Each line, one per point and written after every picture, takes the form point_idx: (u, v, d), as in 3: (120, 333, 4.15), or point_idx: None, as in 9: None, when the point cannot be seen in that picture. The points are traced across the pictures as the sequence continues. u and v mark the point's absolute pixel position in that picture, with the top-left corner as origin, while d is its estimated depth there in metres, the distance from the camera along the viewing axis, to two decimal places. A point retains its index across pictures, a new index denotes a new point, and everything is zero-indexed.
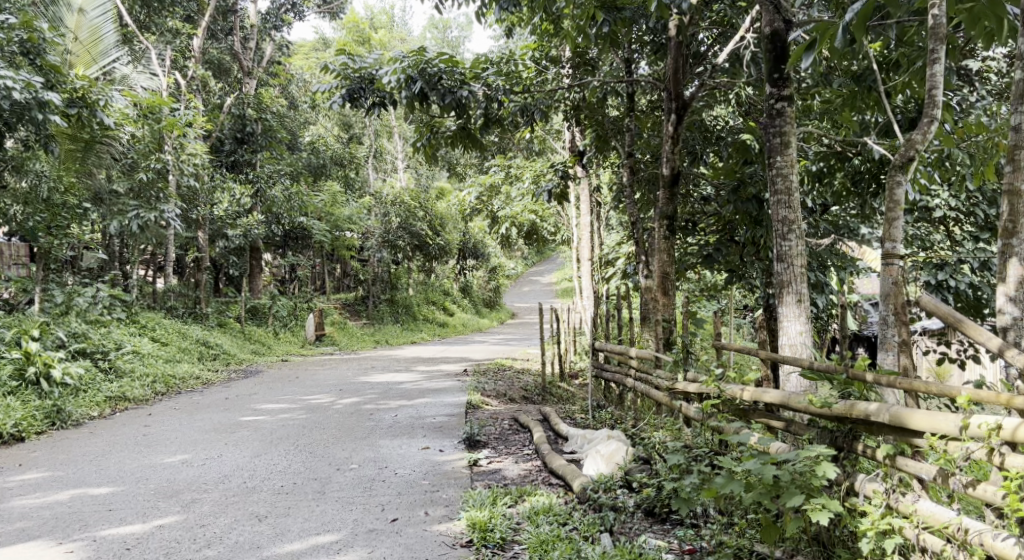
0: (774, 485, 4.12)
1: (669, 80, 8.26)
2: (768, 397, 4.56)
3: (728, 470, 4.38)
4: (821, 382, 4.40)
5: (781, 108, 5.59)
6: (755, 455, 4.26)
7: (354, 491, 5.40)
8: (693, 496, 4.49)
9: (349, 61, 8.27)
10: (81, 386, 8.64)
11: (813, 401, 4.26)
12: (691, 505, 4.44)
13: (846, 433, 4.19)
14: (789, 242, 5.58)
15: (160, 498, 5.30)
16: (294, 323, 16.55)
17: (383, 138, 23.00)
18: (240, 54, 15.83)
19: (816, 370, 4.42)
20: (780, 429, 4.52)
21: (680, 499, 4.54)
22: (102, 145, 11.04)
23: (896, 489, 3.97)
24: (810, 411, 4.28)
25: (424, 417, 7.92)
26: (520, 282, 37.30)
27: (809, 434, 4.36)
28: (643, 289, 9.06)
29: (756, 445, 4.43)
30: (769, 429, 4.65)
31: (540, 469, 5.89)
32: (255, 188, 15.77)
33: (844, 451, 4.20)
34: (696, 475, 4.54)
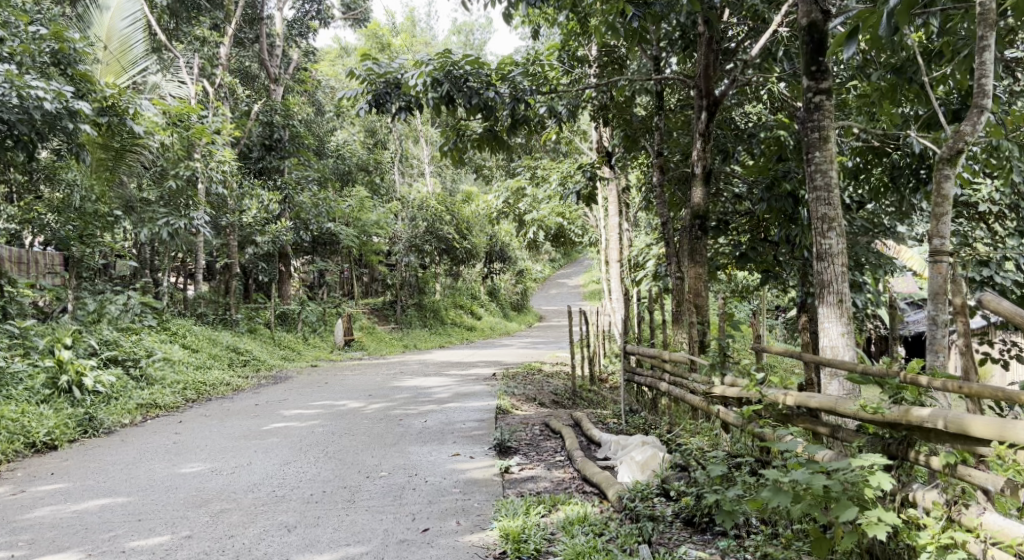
0: (823, 496, 3.96)
1: (700, 77, 8.10)
2: (815, 403, 4.39)
3: (772, 479, 4.22)
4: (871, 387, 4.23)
5: (820, 101, 5.42)
6: (802, 464, 4.10)
7: (384, 500, 5.31)
8: (737, 507, 4.33)
9: (374, 64, 8.20)
10: (113, 393, 8.65)
11: (865, 408, 4.08)
12: (735, 517, 4.28)
13: (899, 441, 4.04)
14: (830, 241, 5.41)
15: (190, 507, 5.25)
16: (323, 328, 16.57)
17: (409, 143, 23.02)
18: (267, 61, 15.91)
19: (866, 374, 4.25)
20: (827, 435, 4.36)
21: (722, 509, 4.39)
22: (132, 153, 11.21)
23: (958, 501, 3.82)
24: (861, 417, 4.11)
25: (454, 422, 7.82)
26: (547, 286, 37.19)
27: (859, 441, 4.19)
28: (675, 291, 8.89)
29: (802, 453, 4.27)
30: (813, 435, 4.50)
31: (573, 477, 5.77)
32: (283, 194, 15.82)
33: (899, 459, 4.04)
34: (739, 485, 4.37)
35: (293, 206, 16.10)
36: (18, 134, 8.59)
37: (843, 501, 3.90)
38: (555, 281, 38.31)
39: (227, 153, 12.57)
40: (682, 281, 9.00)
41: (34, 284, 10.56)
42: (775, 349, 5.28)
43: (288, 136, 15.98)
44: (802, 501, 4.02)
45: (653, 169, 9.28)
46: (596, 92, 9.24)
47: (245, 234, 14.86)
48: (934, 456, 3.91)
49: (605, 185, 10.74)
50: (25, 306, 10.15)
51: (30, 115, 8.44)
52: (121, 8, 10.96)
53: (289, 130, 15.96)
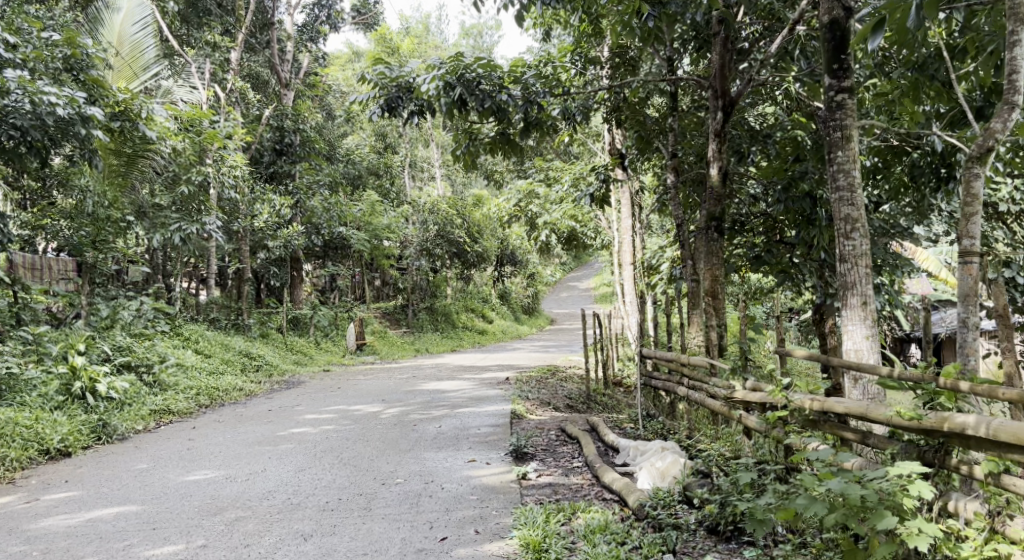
0: (858, 506, 3.88)
1: (715, 77, 8.01)
2: (845, 408, 4.30)
3: (803, 488, 4.13)
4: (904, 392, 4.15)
5: (842, 100, 5.35)
6: (835, 473, 4.01)
7: (401, 508, 5.23)
8: (767, 517, 4.23)
9: (385, 68, 8.15)
10: (127, 399, 8.61)
11: (899, 414, 3.99)
12: (766, 527, 4.19)
13: (936, 448, 3.96)
14: (853, 242, 5.34)
15: (206, 515, 5.19)
16: (335, 333, 16.54)
17: (419, 147, 22.99)
18: (278, 66, 15.93)
19: (899, 379, 4.16)
20: (857, 440, 4.27)
21: (752, 519, 4.29)
22: (146, 158, 11.22)
23: (1002, 513, 3.76)
24: (895, 424, 4.01)
25: (469, 428, 7.74)
26: (558, 288, 37.11)
27: (893, 449, 4.11)
28: (692, 293, 8.79)
29: (833, 461, 4.18)
30: (841, 440, 4.41)
31: (592, 483, 5.69)
32: (295, 199, 15.80)
33: (936, 468, 3.96)
34: (769, 494, 4.28)
35: (304, 211, 16.09)
36: (31, 140, 8.57)
37: (878, 511, 3.80)
38: (566, 284, 38.22)
39: (238, 158, 12.57)
40: (698, 284, 8.91)
41: (47, 290, 10.55)
42: (798, 352, 5.19)
43: (299, 141, 15.99)
44: (836, 511, 3.93)
45: (667, 171, 9.21)
46: (610, 93, 9.17)
47: (257, 238, 14.85)
48: (975, 464, 3.82)
49: (619, 187, 10.66)
50: (39, 312, 10.14)
51: (43, 121, 8.42)
52: (131, 13, 10.95)
53: (300, 135, 15.97)
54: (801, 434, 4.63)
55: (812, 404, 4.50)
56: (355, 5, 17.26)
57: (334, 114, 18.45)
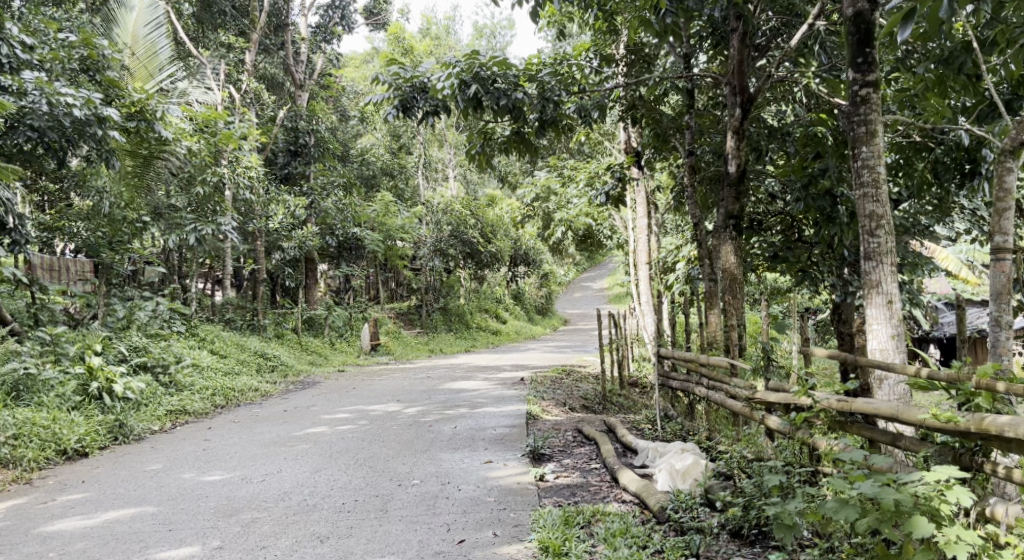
0: (892, 511, 3.80)
1: (734, 74, 7.93)
2: (874, 409, 4.21)
3: (834, 492, 4.04)
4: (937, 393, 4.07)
5: (867, 94, 5.36)
6: (867, 477, 3.93)
7: (417, 510, 5.17)
8: (796, 522, 4.14)
9: (400, 68, 8.09)
10: (143, 400, 8.60)
11: (936, 417, 3.90)
12: (795, 533, 4.10)
13: (972, 450, 3.87)
14: (877, 239, 5.31)
15: (222, 517, 5.15)
16: (349, 334, 16.51)
17: (433, 147, 22.95)
18: (293, 67, 15.94)
19: (930, 379, 4.08)
20: (886, 442, 4.17)
21: (779, 525, 4.19)
22: (160, 160, 10.95)
23: None
24: (929, 425, 3.93)
25: (485, 428, 7.69)
26: (571, 288, 36.97)
27: (926, 452, 4.03)
28: (709, 293, 8.69)
29: (864, 464, 4.10)
30: (869, 442, 4.32)
31: (610, 484, 5.61)
32: (309, 199, 15.81)
33: (973, 471, 3.87)
34: (797, 498, 4.20)
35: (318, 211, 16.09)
36: (49, 141, 8.58)
37: (914, 516, 3.71)
38: (580, 284, 38.09)
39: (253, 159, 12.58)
40: (716, 283, 8.82)
41: (65, 291, 10.56)
42: (818, 349, 5.10)
43: (313, 142, 16.01)
44: (869, 515, 3.84)
45: (685, 169, 9.18)
46: (626, 91, 9.09)
47: (271, 239, 14.84)
48: (1012, 467, 3.73)
49: (635, 186, 10.56)
50: (56, 313, 10.16)
51: (60, 121, 8.43)
52: (143, 13, 10.90)
53: (315, 136, 15.99)
54: (827, 436, 4.54)
55: (838, 404, 4.40)
56: (369, 6, 17.26)
57: (349, 115, 18.44)
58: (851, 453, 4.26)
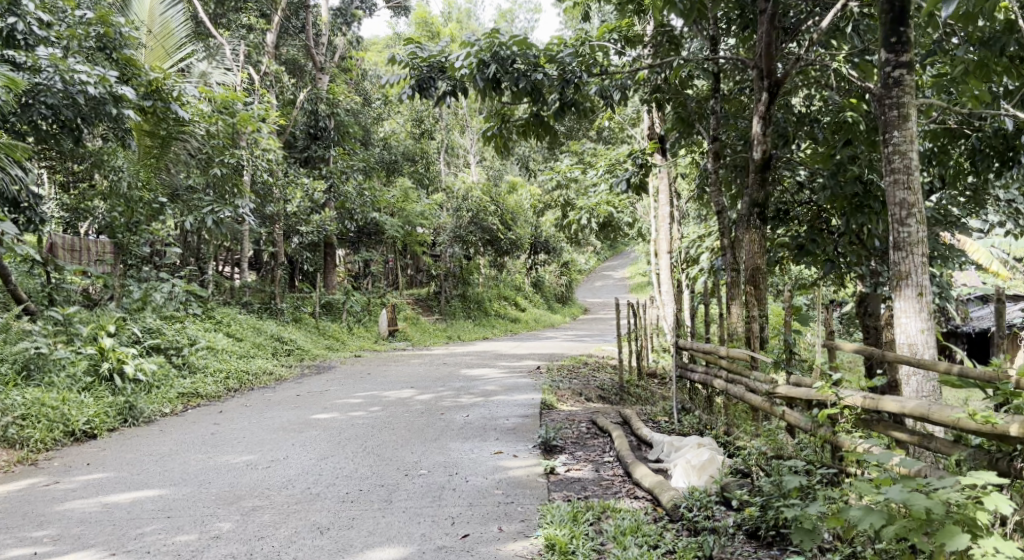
0: (921, 518, 3.59)
1: (761, 57, 7.67)
2: (904, 408, 3.99)
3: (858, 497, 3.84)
4: (973, 392, 3.84)
5: (900, 76, 5.11)
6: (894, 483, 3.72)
7: (422, 502, 5.01)
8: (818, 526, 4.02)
9: (417, 49, 7.89)
10: (155, 382, 8.52)
11: (974, 418, 3.68)
12: (816, 539, 3.98)
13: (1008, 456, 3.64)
14: (908, 228, 5.09)
15: (223, 504, 5.03)
16: (367, 319, 16.40)
17: (455, 133, 22.74)
18: (314, 50, 15.79)
19: (966, 378, 3.84)
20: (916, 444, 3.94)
21: (800, 529, 4.07)
22: (179, 141, 10.88)
23: None
24: (964, 427, 3.71)
25: (497, 417, 7.53)
26: (593, 278, 36.62)
27: (960, 455, 3.80)
28: (730, 283, 8.46)
29: (894, 467, 3.88)
30: (896, 442, 4.10)
31: (623, 479, 5.43)
32: (328, 184, 15.70)
33: (1011, 477, 3.64)
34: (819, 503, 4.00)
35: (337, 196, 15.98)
36: (63, 120, 8.43)
37: (946, 526, 3.51)
38: (602, 273, 37.75)
39: (271, 142, 12.48)
40: (738, 273, 8.60)
41: (82, 271, 10.51)
42: (843, 342, 4.86)
43: (333, 126, 15.89)
44: (895, 523, 3.65)
45: (708, 156, 8.96)
46: (649, 73, 8.83)
47: (289, 223, 14.75)
48: None
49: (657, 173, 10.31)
50: (72, 293, 10.10)
51: (74, 100, 8.29)
52: None
53: (335, 120, 15.88)
54: (851, 434, 4.33)
55: (864, 402, 4.18)
56: None
57: (370, 99, 18.30)
58: (877, 454, 4.05)
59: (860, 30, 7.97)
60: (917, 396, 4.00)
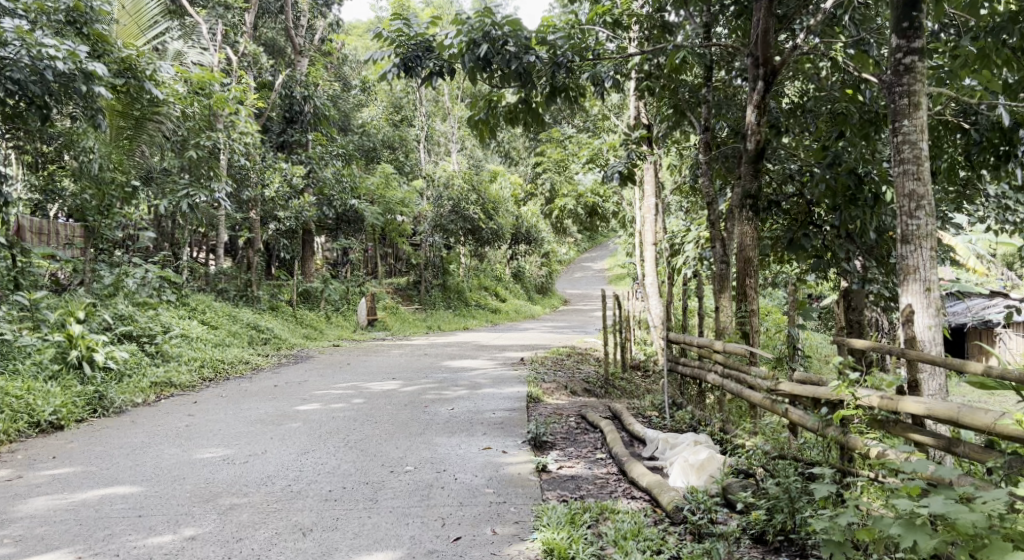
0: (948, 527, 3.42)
1: (758, 43, 7.46)
2: (928, 408, 3.79)
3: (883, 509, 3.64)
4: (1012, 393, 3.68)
5: (911, 63, 4.97)
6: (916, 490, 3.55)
7: (409, 501, 4.77)
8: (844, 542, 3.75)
9: (404, 27, 7.58)
10: (126, 371, 8.20)
11: (1007, 422, 3.49)
12: (843, 554, 3.71)
13: None
14: (918, 220, 4.93)
15: (198, 502, 4.76)
16: (346, 307, 16.09)
17: (435, 119, 22.42)
18: (293, 32, 15.43)
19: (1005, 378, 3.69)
20: (939, 447, 3.76)
21: (825, 544, 3.79)
22: (154, 124, 10.74)
23: None
24: (995, 430, 3.52)
25: (483, 411, 7.29)
26: (571, 268, 36.41)
27: (991, 460, 3.61)
28: (719, 275, 8.27)
29: (925, 475, 3.67)
30: (915, 444, 3.92)
31: (617, 478, 5.23)
32: (307, 169, 15.35)
33: None
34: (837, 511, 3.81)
35: (316, 182, 15.65)
36: (30, 96, 8.05)
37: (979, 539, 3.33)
38: (580, 264, 37.59)
39: (249, 124, 12.16)
40: (729, 266, 8.40)
41: (50, 254, 10.12)
42: (852, 338, 4.67)
43: (311, 110, 15.54)
44: (920, 533, 3.47)
45: (700, 146, 8.79)
46: (642, 60, 8.61)
47: (267, 208, 14.40)
48: None
49: (646, 162, 10.11)
50: (39, 277, 9.71)
51: (42, 75, 7.91)
52: None
53: (314, 104, 15.53)
54: (863, 435, 4.14)
55: (881, 402, 3.98)
56: None
57: (350, 84, 17.95)
58: (896, 457, 3.86)
59: (857, 19, 7.82)
60: (939, 397, 3.81)
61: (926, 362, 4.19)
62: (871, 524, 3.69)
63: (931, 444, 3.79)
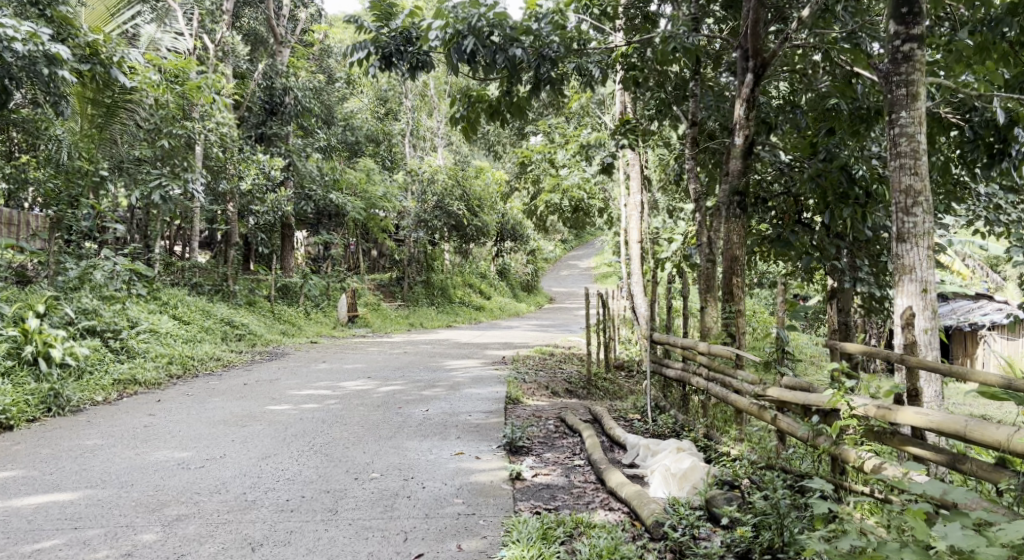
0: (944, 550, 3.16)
1: (748, 34, 7.18)
2: (933, 421, 3.53)
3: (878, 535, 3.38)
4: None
5: (910, 51, 4.71)
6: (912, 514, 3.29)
7: (371, 513, 4.47)
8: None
9: (384, 19, 7.25)
10: (87, 368, 7.87)
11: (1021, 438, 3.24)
12: None
13: None
14: (914, 218, 4.67)
15: (143, 513, 4.44)
16: (326, 303, 15.72)
17: (421, 113, 22.06)
18: (274, 22, 15.06)
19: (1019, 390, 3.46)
20: (943, 463, 3.50)
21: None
22: (125, 112, 10.17)
23: None
24: (1007, 448, 3.27)
25: (459, 413, 6.98)
26: (559, 266, 36.05)
27: (999, 480, 3.35)
28: (704, 274, 7.98)
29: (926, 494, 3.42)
30: (914, 458, 3.66)
31: (595, 487, 4.94)
32: (286, 162, 14.99)
33: None
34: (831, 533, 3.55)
35: (295, 175, 15.27)
36: None
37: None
38: (566, 262, 37.26)
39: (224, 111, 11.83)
40: (714, 264, 8.13)
41: (12, 246, 9.73)
42: (845, 342, 4.39)
43: (292, 102, 15.15)
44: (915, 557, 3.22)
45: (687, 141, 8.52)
46: (629, 51, 8.31)
47: (244, 201, 14.02)
48: None
49: (631, 158, 9.83)
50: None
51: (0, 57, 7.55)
52: None
53: (294, 96, 15.14)
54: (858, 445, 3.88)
55: (878, 413, 3.71)
56: None
57: (333, 77, 17.60)
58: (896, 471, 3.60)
59: (850, 11, 7.56)
60: (944, 410, 3.55)
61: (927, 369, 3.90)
62: (867, 547, 3.43)
63: (933, 459, 3.54)
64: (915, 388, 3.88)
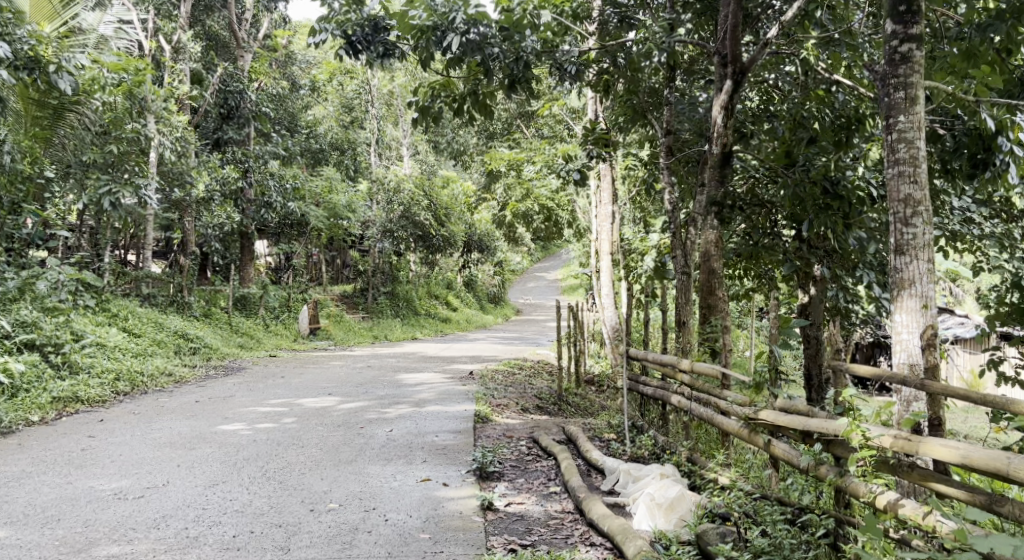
0: None
1: (727, 38, 6.79)
2: (963, 458, 3.21)
3: None
4: None
5: (908, 51, 4.47)
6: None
7: (327, 551, 4.05)
8: None
9: (354, 5, 6.61)
10: (22, 385, 7.35)
11: None
12: None
13: None
14: (914, 229, 4.39)
15: (66, 554, 3.98)
16: (286, 314, 15.16)
17: (388, 122, 21.59)
18: (235, 26, 14.55)
19: None
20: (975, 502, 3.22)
21: None
22: (72, 114, 9.75)
23: None
24: None
25: (425, 433, 6.57)
26: (525, 277, 35.82)
27: None
28: (680, 288, 7.67)
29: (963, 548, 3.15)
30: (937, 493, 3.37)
31: (574, 518, 4.60)
32: (245, 169, 14.45)
33: None
34: None
35: (255, 183, 14.75)
36: None
37: None
38: (533, 274, 36.90)
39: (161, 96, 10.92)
40: (691, 277, 7.81)
41: None
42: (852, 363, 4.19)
43: (252, 108, 14.66)
44: None
45: (662, 150, 8.27)
46: (599, 54, 7.95)
47: (200, 209, 13.44)
48: None
49: (603, 167, 9.51)
50: None
51: None
52: None
53: (255, 102, 14.66)
54: (875, 477, 3.58)
55: (897, 443, 3.41)
56: None
57: (297, 84, 17.11)
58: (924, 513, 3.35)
59: (830, 17, 7.35)
60: (974, 442, 3.24)
61: (950, 394, 3.68)
62: None
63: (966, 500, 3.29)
64: (937, 416, 3.90)
